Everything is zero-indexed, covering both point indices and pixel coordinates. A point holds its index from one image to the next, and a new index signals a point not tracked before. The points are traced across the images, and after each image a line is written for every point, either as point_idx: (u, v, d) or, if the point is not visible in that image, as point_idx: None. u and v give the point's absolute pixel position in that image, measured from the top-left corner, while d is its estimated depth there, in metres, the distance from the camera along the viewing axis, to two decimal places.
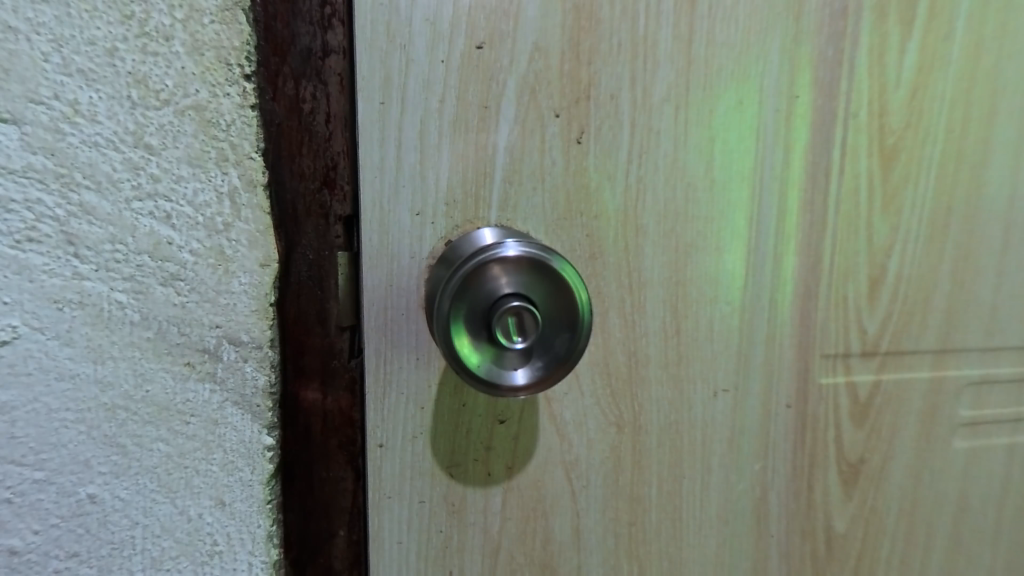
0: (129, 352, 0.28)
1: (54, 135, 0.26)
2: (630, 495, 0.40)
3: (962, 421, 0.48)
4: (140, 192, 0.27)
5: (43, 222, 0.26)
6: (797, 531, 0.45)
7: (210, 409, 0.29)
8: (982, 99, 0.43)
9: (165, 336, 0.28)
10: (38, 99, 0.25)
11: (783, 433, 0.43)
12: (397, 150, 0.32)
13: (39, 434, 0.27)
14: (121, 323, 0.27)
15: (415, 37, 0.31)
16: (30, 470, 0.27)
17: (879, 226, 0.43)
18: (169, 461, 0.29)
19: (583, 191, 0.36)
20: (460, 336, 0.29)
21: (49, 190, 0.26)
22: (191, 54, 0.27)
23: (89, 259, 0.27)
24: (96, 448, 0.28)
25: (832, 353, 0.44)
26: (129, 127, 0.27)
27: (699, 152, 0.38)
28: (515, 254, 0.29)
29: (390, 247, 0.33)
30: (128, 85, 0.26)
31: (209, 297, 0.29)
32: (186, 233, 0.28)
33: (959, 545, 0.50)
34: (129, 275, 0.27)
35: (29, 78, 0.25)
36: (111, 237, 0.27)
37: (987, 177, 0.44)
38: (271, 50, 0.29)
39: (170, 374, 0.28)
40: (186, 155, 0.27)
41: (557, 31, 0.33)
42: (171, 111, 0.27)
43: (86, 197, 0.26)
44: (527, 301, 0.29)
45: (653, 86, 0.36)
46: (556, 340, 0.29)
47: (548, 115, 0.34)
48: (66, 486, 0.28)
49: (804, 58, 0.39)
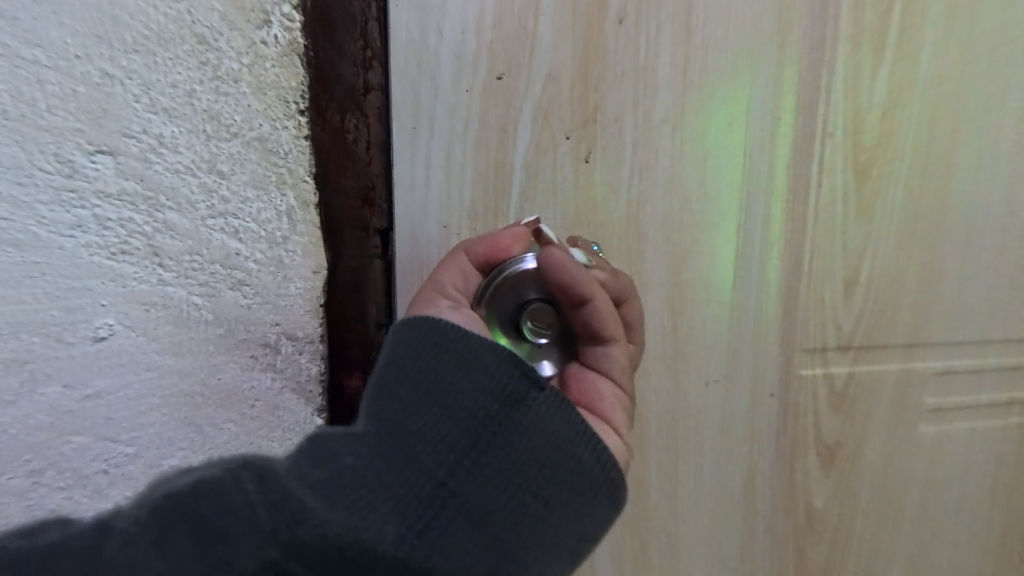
0: (204, 346, 0.32)
1: (143, 163, 0.29)
2: (632, 475, 0.45)
3: (928, 408, 0.53)
4: (212, 210, 0.30)
5: (132, 237, 0.29)
6: (781, 508, 0.51)
7: (271, 395, 0.33)
8: (945, 118, 0.48)
9: (233, 333, 0.32)
10: (129, 133, 0.29)
11: (768, 420, 0.48)
12: (426, 168, 0.36)
13: (130, 416, 0.31)
14: (197, 322, 0.31)
15: (442, 68, 0.35)
16: (123, 445, 0.31)
17: (853, 232, 0.48)
18: (235, 439, 0.33)
19: (591, 203, 0.40)
20: (498, 336, 0.32)
21: (138, 209, 0.29)
22: (256, 93, 0.30)
23: (171, 268, 0.30)
24: (177, 429, 0.32)
25: (812, 348, 0.48)
26: (205, 157, 0.30)
27: (694, 167, 0.42)
28: (532, 258, 0.33)
29: (421, 256, 0.37)
30: (203, 121, 0.30)
31: (270, 300, 0.32)
32: (251, 245, 0.31)
33: (927, 520, 0.56)
34: (204, 281, 0.31)
35: (123, 116, 0.28)
36: (190, 249, 0.30)
37: (949, 187, 0.49)
38: (318, 84, 0.32)
39: (237, 366, 0.32)
40: (252, 180, 0.31)
41: (568, 61, 0.37)
42: (239, 142, 0.30)
43: (168, 215, 0.30)
44: (547, 301, 0.32)
45: (653, 109, 0.40)
46: (575, 333, 0.33)
47: (559, 136, 0.38)
48: (153, 459, 0.32)
49: (787, 83, 0.43)
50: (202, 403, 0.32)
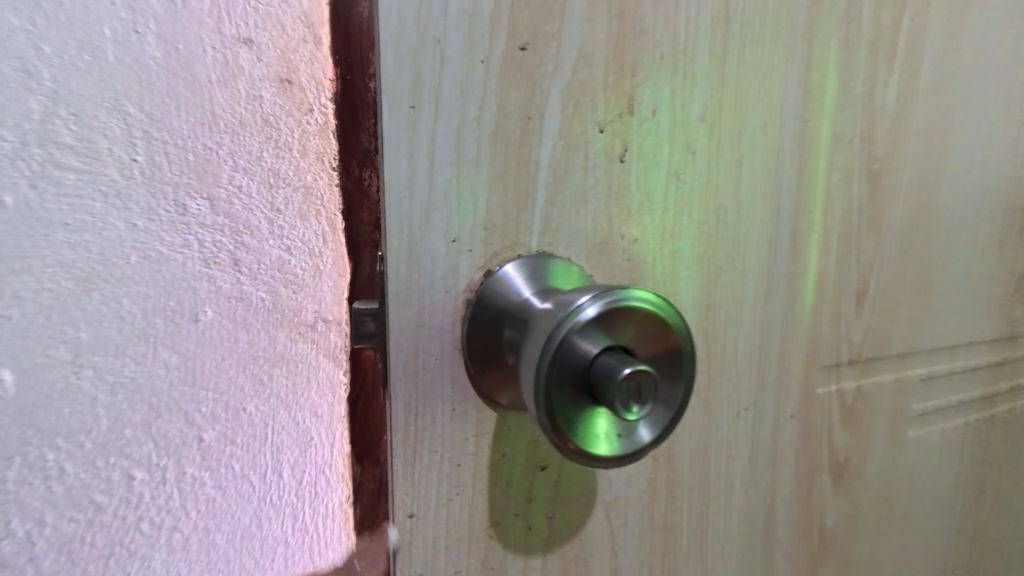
0: (266, 322, 0.42)
1: (229, 207, 0.40)
2: (665, 525, 0.39)
3: (916, 414, 0.55)
4: (275, 233, 0.41)
5: (221, 253, 0.40)
6: (799, 533, 0.48)
7: (310, 358, 0.43)
8: (937, 130, 0.48)
9: (280, 307, 0.42)
10: (218, 188, 0.39)
11: (790, 444, 0.45)
12: (429, 164, 0.27)
13: (215, 364, 0.41)
14: (262, 304, 0.41)
15: (451, 29, 0.26)
16: (209, 394, 0.41)
17: (865, 243, 0.46)
18: (291, 390, 0.43)
19: (624, 212, 0.33)
20: (572, 424, 0.21)
21: (224, 234, 0.40)
22: (300, 156, 0.41)
23: (246, 270, 0.41)
24: (242, 375, 0.42)
25: (829, 364, 0.46)
26: (268, 203, 0.41)
27: (730, 170, 0.37)
28: (589, 301, 0.22)
29: (420, 282, 0.28)
30: (267, 177, 0.40)
31: (309, 288, 0.42)
32: (296, 257, 0.42)
33: (915, 524, 0.57)
34: (266, 279, 0.41)
35: (216, 178, 0.39)
36: (259, 259, 0.41)
37: (939, 198, 0.50)
38: (345, 153, 0.42)
39: (281, 335, 0.42)
40: (297, 215, 0.41)
41: (603, 37, 0.30)
42: (290, 197, 0.41)
43: (245, 237, 0.40)
44: (631, 357, 0.21)
45: (691, 102, 0.34)
46: (669, 384, 0.22)
47: (592, 129, 0.31)
48: (232, 406, 0.41)
49: (816, 84, 0.40)
50: (264, 358, 0.42)
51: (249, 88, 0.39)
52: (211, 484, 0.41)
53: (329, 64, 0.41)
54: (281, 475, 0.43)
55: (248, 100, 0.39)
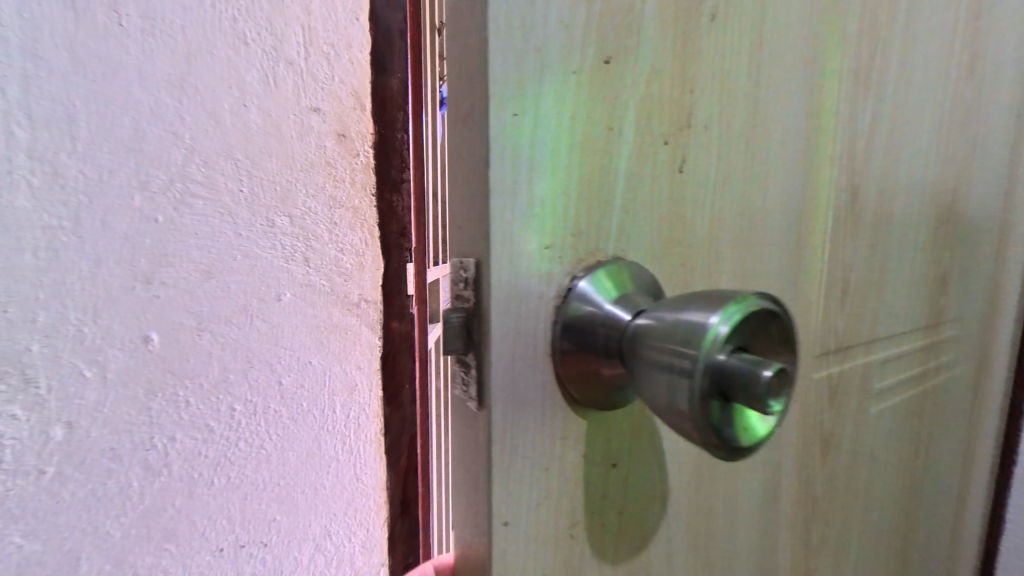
0: (326, 304, 0.48)
1: (301, 206, 0.45)
2: (706, 509, 0.41)
3: (875, 392, 0.64)
4: (336, 236, 0.48)
5: (295, 251, 0.45)
6: (797, 503, 0.54)
7: (360, 335, 0.50)
8: (893, 150, 0.57)
9: (339, 293, 0.48)
10: (296, 190, 0.45)
11: (794, 424, 0.51)
12: (528, 170, 0.27)
13: (285, 337, 0.45)
14: (323, 289, 0.47)
15: (550, 39, 0.27)
16: (281, 354, 0.45)
17: (847, 246, 0.53)
18: (345, 356, 0.49)
19: (680, 219, 0.36)
20: (724, 429, 0.22)
21: (296, 232, 0.45)
22: (352, 164, 0.48)
23: (312, 262, 0.46)
24: (306, 342, 0.47)
25: (820, 352, 0.53)
26: (331, 206, 0.47)
27: (759, 180, 0.41)
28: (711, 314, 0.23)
29: (518, 287, 0.27)
30: (328, 181, 0.47)
31: (360, 276, 0.50)
32: (351, 249, 0.49)
33: (873, 484, 0.67)
34: (326, 269, 0.47)
35: (294, 180, 0.45)
36: (322, 253, 0.47)
37: (893, 208, 0.59)
38: (380, 184, 0.50)
39: (338, 317, 0.49)
40: (351, 216, 0.48)
41: (671, 54, 0.32)
42: (349, 201, 0.48)
43: (313, 241, 0.46)
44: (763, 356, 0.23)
45: (733, 119, 0.38)
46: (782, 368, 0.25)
47: (659, 141, 0.33)
48: (293, 359, 0.46)
49: (819, 106, 0.45)
50: (323, 326, 0.47)
51: (318, 142, 0.46)
52: (286, 415, 0.46)
53: (368, 117, 0.49)
54: (335, 412, 0.49)
55: (317, 150, 0.46)
